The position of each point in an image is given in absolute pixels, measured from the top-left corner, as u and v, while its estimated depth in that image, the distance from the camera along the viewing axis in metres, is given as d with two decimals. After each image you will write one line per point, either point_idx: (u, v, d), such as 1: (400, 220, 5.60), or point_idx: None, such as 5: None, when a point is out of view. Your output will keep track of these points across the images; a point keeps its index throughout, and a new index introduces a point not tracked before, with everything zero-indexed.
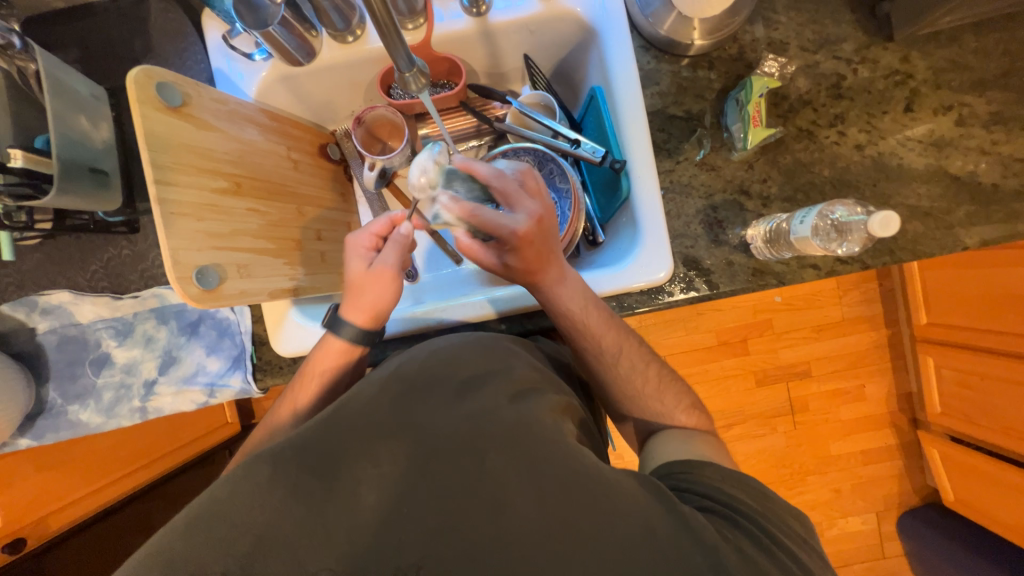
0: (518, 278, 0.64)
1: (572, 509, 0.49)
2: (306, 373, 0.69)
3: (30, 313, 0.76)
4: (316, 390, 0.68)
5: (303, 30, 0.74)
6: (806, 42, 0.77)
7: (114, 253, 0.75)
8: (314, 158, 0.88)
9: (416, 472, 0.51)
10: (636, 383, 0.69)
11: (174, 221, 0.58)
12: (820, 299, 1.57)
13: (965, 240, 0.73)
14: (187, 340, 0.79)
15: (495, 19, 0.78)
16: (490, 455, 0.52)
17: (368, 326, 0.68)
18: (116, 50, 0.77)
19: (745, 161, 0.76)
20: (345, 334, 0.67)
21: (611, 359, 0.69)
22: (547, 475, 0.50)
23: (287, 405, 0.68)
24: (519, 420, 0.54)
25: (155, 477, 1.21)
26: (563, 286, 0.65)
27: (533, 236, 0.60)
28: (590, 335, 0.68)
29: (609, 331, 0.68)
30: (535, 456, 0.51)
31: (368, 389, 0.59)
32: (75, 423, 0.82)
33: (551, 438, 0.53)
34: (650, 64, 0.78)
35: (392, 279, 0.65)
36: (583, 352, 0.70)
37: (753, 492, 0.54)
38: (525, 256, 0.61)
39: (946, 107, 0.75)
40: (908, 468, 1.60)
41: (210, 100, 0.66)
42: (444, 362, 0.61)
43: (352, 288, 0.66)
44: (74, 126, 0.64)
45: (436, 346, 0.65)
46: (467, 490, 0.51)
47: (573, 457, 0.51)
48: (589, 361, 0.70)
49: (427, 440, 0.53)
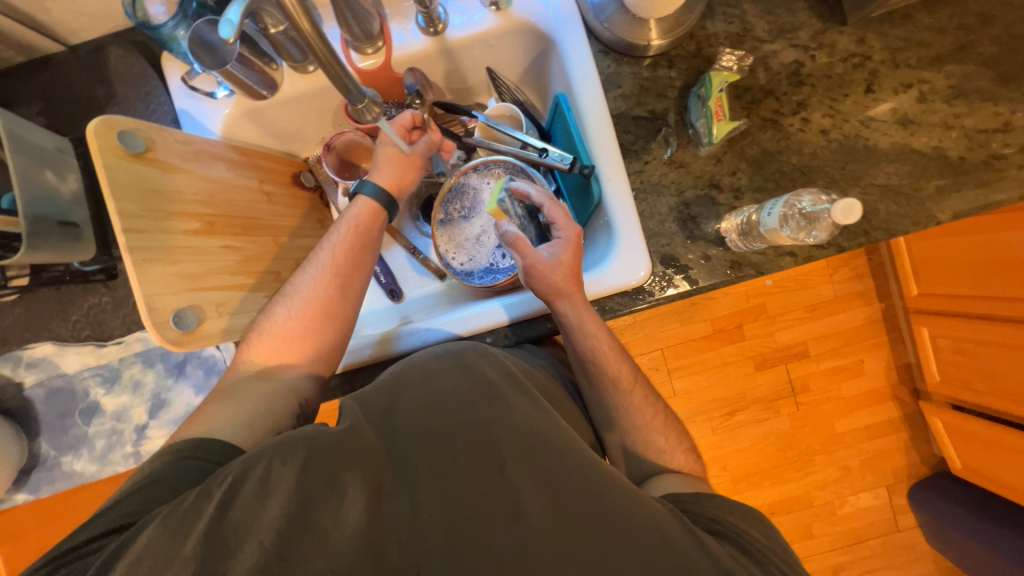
0: (556, 285, 0.68)
1: (587, 515, 0.49)
2: (335, 238, 0.70)
3: (15, 367, 0.75)
4: (352, 250, 0.69)
5: (262, 65, 0.75)
6: (763, 32, 0.77)
7: (93, 302, 0.73)
8: (287, 188, 0.88)
9: (434, 488, 0.52)
10: (645, 416, 0.70)
11: (147, 268, 0.58)
12: (810, 279, 1.57)
13: (938, 215, 0.74)
14: (175, 382, 0.81)
15: (454, 36, 0.79)
16: (509, 463, 0.53)
17: (390, 193, 0.73)
18: (79, 100, 0.77)
19: (713, 155, 0.76)
20: (372, 193, 0.72)
21: (627, 390, 0.71)
22: (566, 487, 0.51)
23: (324, 267, 0.68)
24: (532, 427, 0.55)
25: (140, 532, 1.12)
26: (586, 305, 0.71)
27: (578, 247, 0.71)
28: (606, 364, 0.70)
29: (622, 365, 0.71)
30: (549, 468, 0.52)
31: (381, 402, 0.59)
32: (71, 474, 0.83)
33: (566, 445, 0.54)
34: (610, 68, 0.79)
35: (417, 161, 0.75)
36: (598, 377, 0.71)
37: (758, 523, 0.57)
38: (572, 256, 0.69)
39: (906, 85, 0.75)
40: (913, 439, 1.60)
41: (175, 142, 0.66)
42: (454, 368, 0.62)
43: (379, 158, 0.73)
44: (39, 182, 0.65)
45: (443, 349, 0.65)
46: (480, 496, 0.51)
47: (581, 467, 0.52)
48: (601, 384, 0.71)
49: (440, 450, 0.54)
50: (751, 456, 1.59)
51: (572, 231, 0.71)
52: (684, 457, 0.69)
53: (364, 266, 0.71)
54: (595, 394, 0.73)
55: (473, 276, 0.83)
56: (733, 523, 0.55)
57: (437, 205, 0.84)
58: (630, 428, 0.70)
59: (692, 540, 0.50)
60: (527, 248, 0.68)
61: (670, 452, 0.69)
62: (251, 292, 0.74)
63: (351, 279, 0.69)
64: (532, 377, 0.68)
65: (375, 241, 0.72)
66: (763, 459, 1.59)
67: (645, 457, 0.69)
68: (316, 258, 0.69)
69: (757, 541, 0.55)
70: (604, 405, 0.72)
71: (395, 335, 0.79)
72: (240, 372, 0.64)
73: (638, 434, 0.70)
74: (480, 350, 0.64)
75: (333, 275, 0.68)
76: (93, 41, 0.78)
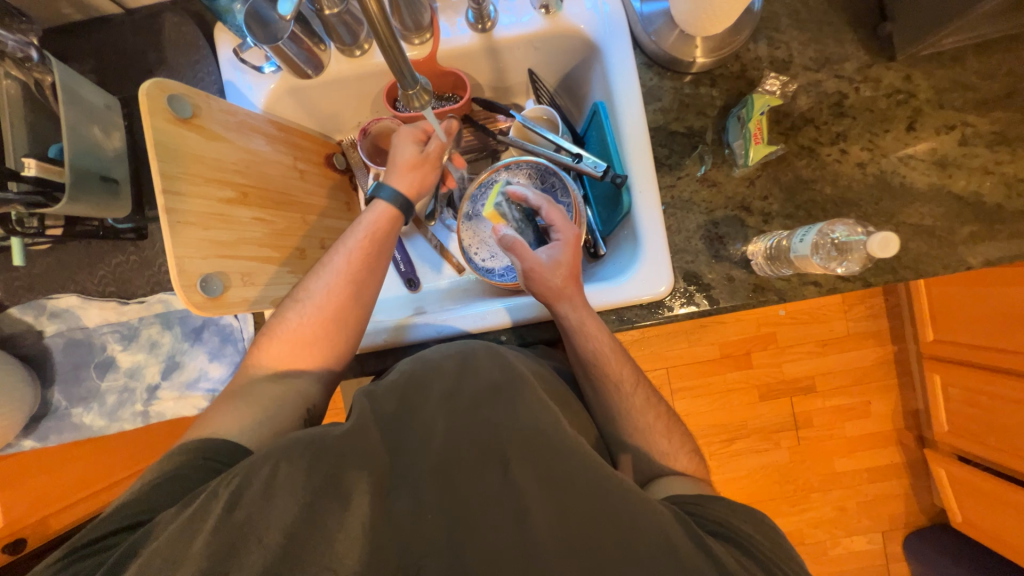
0: (557, 287, 0.68)
1: (591, 518, 0.49)
2: (348, 242, 0.70)
3: (38, 316, 0.78)
4: (366, 257, 0.69)
5: (312, 44, 0.75)
6: (809, 61, 0.77)
7: (120, 259, 0.76)
8: (320, 168, 0.89)
9: (442, 485, 0.52)
10: (648, 418, 0.70)
11: (181, 230, 0.59)
12: (825, 313, 1.56)
13: (968, 259, 0.73)
14: (190, 346, 0.81)
15: (501, 35, 0.79)
16: (513, 465, 0.53)
17: (409, 197, 0.74)
18: (131, 62, 0.79)
19: (747, 177, 0.76)
20: (388, 198, 0.72)
21: (629, 391, 0.70)
22: (571, 494, 0.50)
23: (340, 274, 0.68)
24: (539, 429, 0.54)
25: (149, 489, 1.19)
26: (584, 305, 0.70)
27: (578, 248, 0.71)
28: (608, 366, 0.70)
29: (628, 376, 0.71)
30: (555, 470, 0.52)
31: (388, 401, 0.59)
32: (79, 426, 0.83)
33: (571, 448, 0.54)
34: (652, 81, 0.79)
35: (434, 165, 0.76)
36: (607, 395, 0.71)
37: (765, 529, 0.56)
38: (567, 253, 0.69)
39: (949, 126, 0.75)
40: (915, 487, 1.57)
41: (219, 111, 0.68)
42: (462, 369, 0.62)
43: (396, 163, 0.74)
44: (86, 136, 0.66)
45: (448, 350, 0.65)
46: (485, 498, 0.51)
47: (591, 472, 0.52)
48: (607, 398, 0.71)
49: (446, 449, 0.54)
50: (747, 485, 1.57)
51: (570, 232, 0.71)
52: (686, 457, 0.68)
53: (376, 274, 0.70)
54: (597, 397, 0.72)
55: (493, 274, 0.83)
56: (737, 526, 0.55)
57: (466, 197, 0.85)
58: (636, 436, 0.70)
59: (696, 546, 0.49)
60: (522, 251, 0.68)
61: (672, 454, 0.68)
62: (277, 266, 0.75)
63: (365, 287, 0.69)
64: (544, 380, 0.68)
65: (389, 246, 0.72)
66: (760, 491, 1.57)
67: (653, 473, 0.68)
68: (330, 264, 0.69)
69: (760, 544, 0.54)
70: (609, 410, 0.71)
71: (411, 324, 0.79)
72: (254, 366, 0.65)
73: (645, 449, 0.69)
74: (491, 349, 0.65)
75: (348, 283, 0.68)
76: (150, 6, 0.80)
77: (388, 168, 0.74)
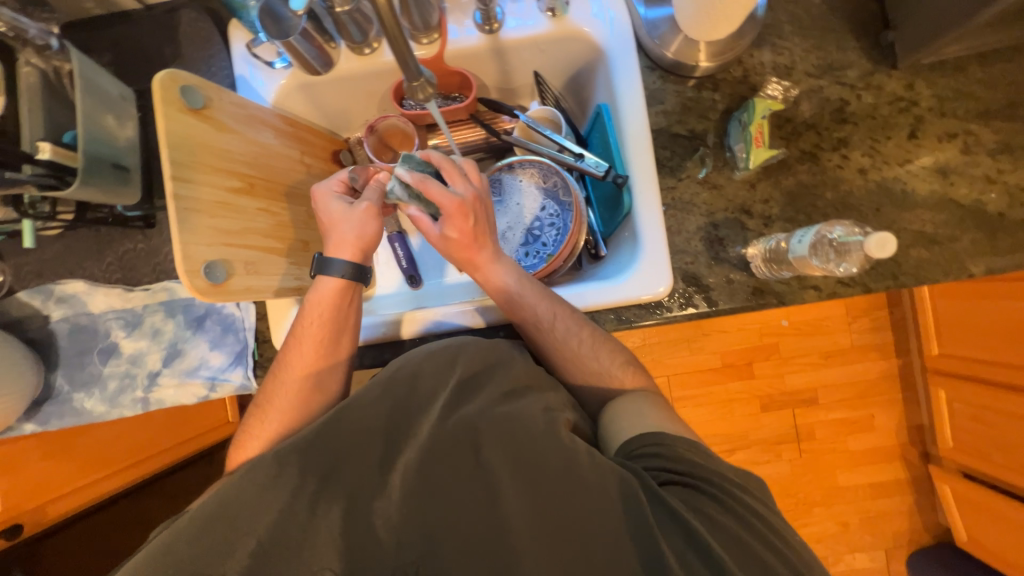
0: (458, 256, 0.70)
1: (580, 505, 0.48)
2: (302, 332, 0.70)
3: (45, 300, 0.80)
4: (320, 341, 0.70)
5: (323, 41, 0.76)
6: (811, 67, 0.78)
7: (129, 247, 0.79)
8: (326, 164, 0.90)
9: (432, 471, 0.51)
10: (572, 344, 0.68)
11: (188, 217, 0.61)
12: (828, 324, 1.54)
13: (970, 268, 0.73)
14: (193, 334, 0.80)
15: (508, 36, 0.81)
16: (484, 450, 0.51)
17: (357, 262, 0.71)
18: (147, 55, 0.81)
19: (748, 181, 0.77)
20: (337, 272, 0.70)
21: (548, 326, 0.68)
22: (551, 482, 0.48)
23: (296, 367, 0.69)
24: (512, 417, 0.52)
25: (172, 465, 1.29)
26: (495, 265, 0.70)
27: (473, 210, 0.66)
28: (528, 312, 0.69)
29: (558, 322, 0.68)
30: (531, 456, 0.50)
31: (373, 393, 0.55)
32: (80, 411, 0.83)
33: (551, 434, 0.51)
34: (655, 84, 0.80)
35: (370, 211, 0.71)
36: (539, 339, 0.69)
37: None
38: (456, 228, 0.66)
39: (951, 134, 0.75)
40: (918, 504, 1.55)
41: (231, 104, 0.69)
42: (442, 366, 0.58)
43: (332, 228, 0.71)
44: (100, 124, 0.68)
45: (437, 345, 0.61)
46: (465, 488, 0.50)
47: (567, 454, 0.50)
48: (537, 338, 0.69)
49: (424, 440, 0.52)
50: None
51: (450, 203, 0.64)
52: None
53: (339, 352, 0.71)
54: (541, 354, 0.70)
55: None
56: None
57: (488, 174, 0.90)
58: None
59: None
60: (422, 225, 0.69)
61: None
62: (280, 257, 0.76)
63: (324, 373, 0.70)
64: None
65: (344, 322, 0.72)
66: None
67: None
68: (287, 357, 0.70)
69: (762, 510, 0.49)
70: None
71: (412, 315, 0.80)
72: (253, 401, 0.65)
73: None
74: (480, 346, 0.60)
75: (305, 373, 0.69)
76: (169, 3, 0.82)
77: (331, 239, 0.71)
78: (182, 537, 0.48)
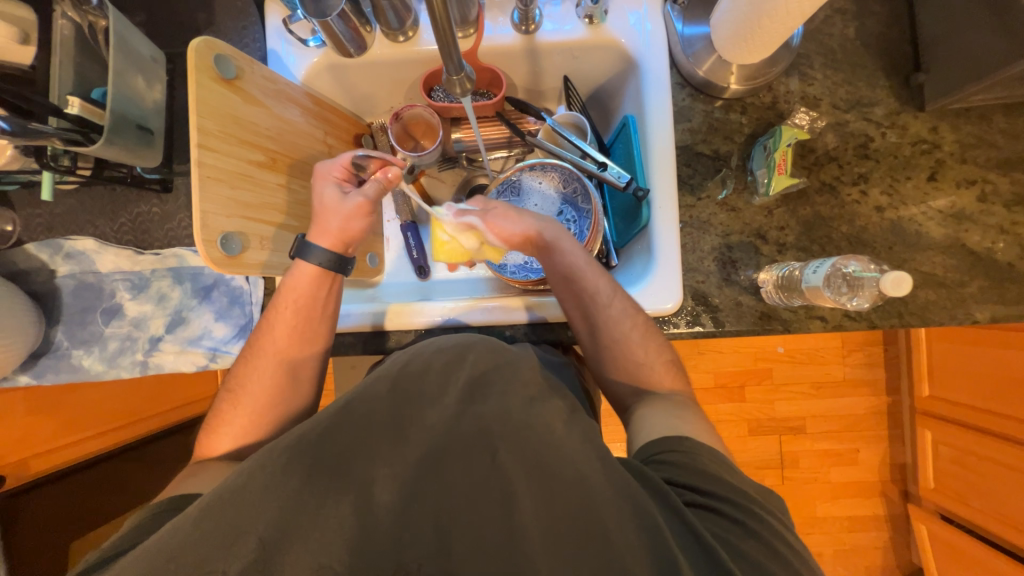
0: (510, 223, 0.72)
1: (577, 515, 0.47)
2: (275, 317, 0.69)
3: (53, 255, 0.79)
4: (295, 329, 0.69)
5: (358, 24, 0.77)
6: (839, 100, 0.79)
7: (143, 210, 0.79)
8: (348, 146, 0.90)
9: (432, 467, 0.51)
10: (624, 327, 0.67)
11: (210, 187, 0.60)
12: (823, 355, 1.55)
13: (975, 314, 0.74)
14: (198, 303, 0.80)
15: (543, 39, 0.81)
16: (501, 452, 0.51)
17: (336, 251, 0.70)
18: (179, 19, 0.81)
19: (766, 206, 0.77)
20: (314, 259, 0.69)
21: (606, 300, 0.68)
22: (556, 492, 0.49)
23: (269, 352, 0.69)
24: (526, 422, 0.53)
25: (134, 440, 1.25)
26: (557, 231, 0.71)
27: None
28: (583, 276, 0.68)
29: (612, 297, 0.68)
30: (537, 462, 0.50)
31: (380, 385, 0.57)
32: (76, 368, 0.82)
33: (559, 442, 0.52)
34: (684, 101, 0.81)
35: (361, 208, 0.69)
36: (589, 305, 0.68)
37: None
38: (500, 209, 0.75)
39: (969, 181, 0.76)
40: (893, 541, 1.56)
41: (262, 77, 0.69)
42: (449, 367, 0.59)
43: (320, 214, 0.69)
44: (130, 85, 0.68)
45: (447, 342, 0.63)
46: (474, 488, 0.50)
47: (573, 466, 0.50)
48: (582, 303, 0.68)
49: (433, 439, 0.53)
50: None
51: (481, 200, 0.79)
52: None
53: (313, 340, 0.71)
54: (585, 324, 0.69)
55: (506, 269, 0.87)
56: None
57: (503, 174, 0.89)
58: None
59: None
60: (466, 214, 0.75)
61: None
62: (295, 235, 0.76)
63: (300, 361, 0.70)
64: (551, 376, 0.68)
65: (320, 308, 0.71)
66: None
67: None
68: (260, 341, 0.69)
69: (772, 525, 0.48)
70: None
71: (419, 307, 0.79)
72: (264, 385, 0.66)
73: None
74: (489, 346, 0.63)
75: (277, 360, 0.69)
76: None
77: (314, 223, 0.70)
78: (188, 517, 0.47)
